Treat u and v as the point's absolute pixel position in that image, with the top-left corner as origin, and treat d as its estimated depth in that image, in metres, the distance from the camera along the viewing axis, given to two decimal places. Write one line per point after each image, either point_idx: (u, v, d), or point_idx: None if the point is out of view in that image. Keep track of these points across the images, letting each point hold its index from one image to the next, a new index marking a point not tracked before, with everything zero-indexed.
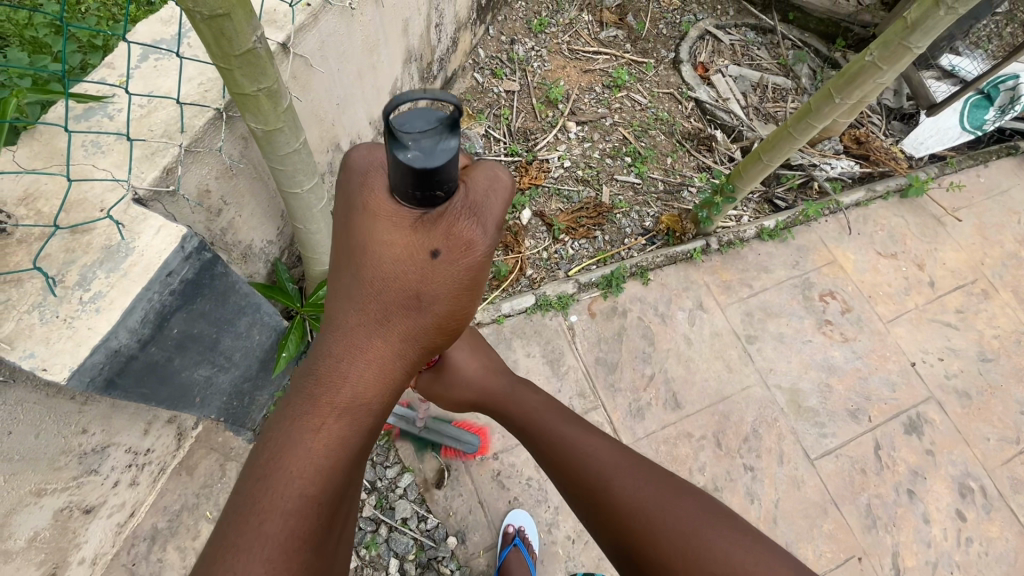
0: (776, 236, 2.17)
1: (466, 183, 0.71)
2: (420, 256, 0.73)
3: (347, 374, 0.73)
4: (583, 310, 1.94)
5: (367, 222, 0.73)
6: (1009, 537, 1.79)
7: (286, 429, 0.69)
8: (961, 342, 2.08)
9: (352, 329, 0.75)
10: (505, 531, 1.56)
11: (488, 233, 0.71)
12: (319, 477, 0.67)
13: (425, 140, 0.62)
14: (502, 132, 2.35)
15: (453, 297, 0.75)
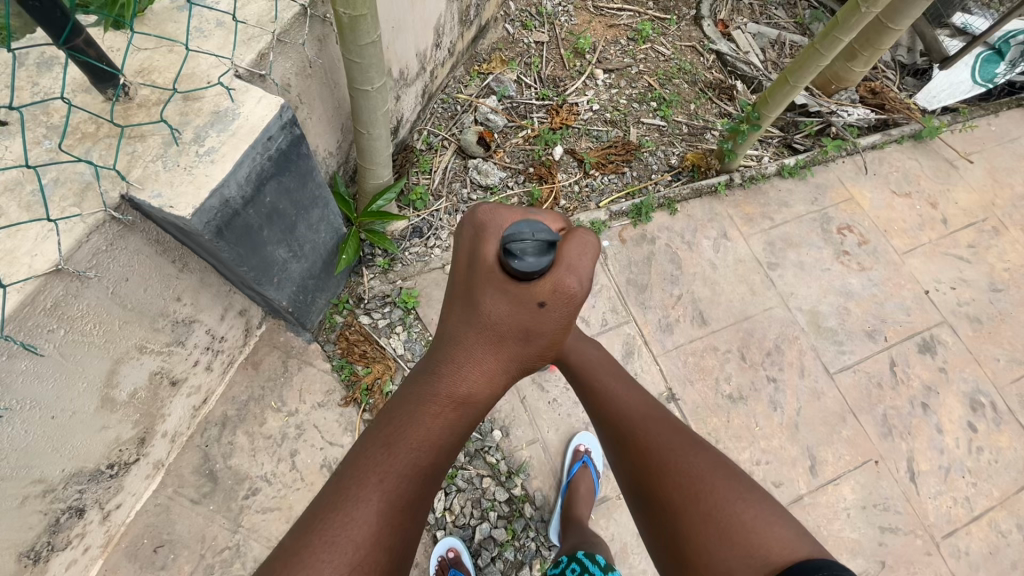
0: (796, 174, 2.27)
1: (565, 252, 0.96)
2: (528, 304, 0.96)
3: (455, 380, 0.98)
4: (614, 236, 2.05)
5: (484, 275, 0.97)
6: (1017, 447, 1.90)
7: (406, 415, 0.92)
8: (973, 273, 2.18)
9: (468, 346, 1.00)
10: (575, 449, 1.66)
11: (581, 286, 0.96)
12: (429, 451, 0.88)
13: (531, 253, 0.88)
14: (533, 78, 2.45)
15: (551, 334, 1.00)
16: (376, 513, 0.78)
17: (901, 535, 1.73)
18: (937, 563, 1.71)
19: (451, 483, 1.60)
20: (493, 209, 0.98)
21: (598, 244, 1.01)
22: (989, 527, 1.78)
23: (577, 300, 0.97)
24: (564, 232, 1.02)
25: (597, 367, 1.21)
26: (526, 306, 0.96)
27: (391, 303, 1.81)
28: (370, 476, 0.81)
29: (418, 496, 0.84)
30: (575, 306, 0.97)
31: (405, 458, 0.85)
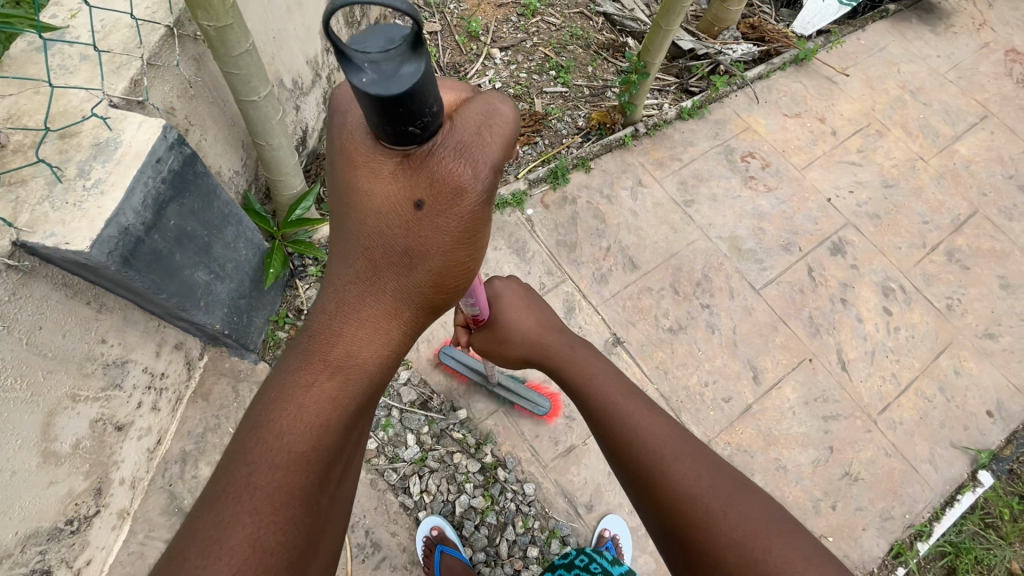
0: (695, 114, 2.41)
1: (450, 121, 0.65)
2: (404, 205, 0.69)
3: (343, 330, 0.76)
4: (537, 203, 2.12)
5: (351, 167, 0.69)
6: (929, 320, 2.10)
7: (286, 379, 0.74)
8: (866, 175, 2.38)
9: (349, 289, 0.75)
10: (602, 533, 1.62)
11: (479, 175, 0.66)
12: (312, 424, 0.71)
13: (383, 64, 0.54)
14: (433, 68, 2.49)
15: (444, 249, 0.71)
16: (255, 502, 0.67)
17: (843, 420, 1.89)
18: (878, 437, 1.88)
19: (423, 466, 1.64)
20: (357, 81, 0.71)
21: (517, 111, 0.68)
22: (916, 395, 1.96)
23: (475, 191, 0.66)
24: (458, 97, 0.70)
25: (590, 371, 1.08)
26: (401, 209, 0.69)
27: None
28: (241, 482, 0.68)
29: (306, 490, 0.70)
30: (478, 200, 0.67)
31: (280, 457, 0.69)
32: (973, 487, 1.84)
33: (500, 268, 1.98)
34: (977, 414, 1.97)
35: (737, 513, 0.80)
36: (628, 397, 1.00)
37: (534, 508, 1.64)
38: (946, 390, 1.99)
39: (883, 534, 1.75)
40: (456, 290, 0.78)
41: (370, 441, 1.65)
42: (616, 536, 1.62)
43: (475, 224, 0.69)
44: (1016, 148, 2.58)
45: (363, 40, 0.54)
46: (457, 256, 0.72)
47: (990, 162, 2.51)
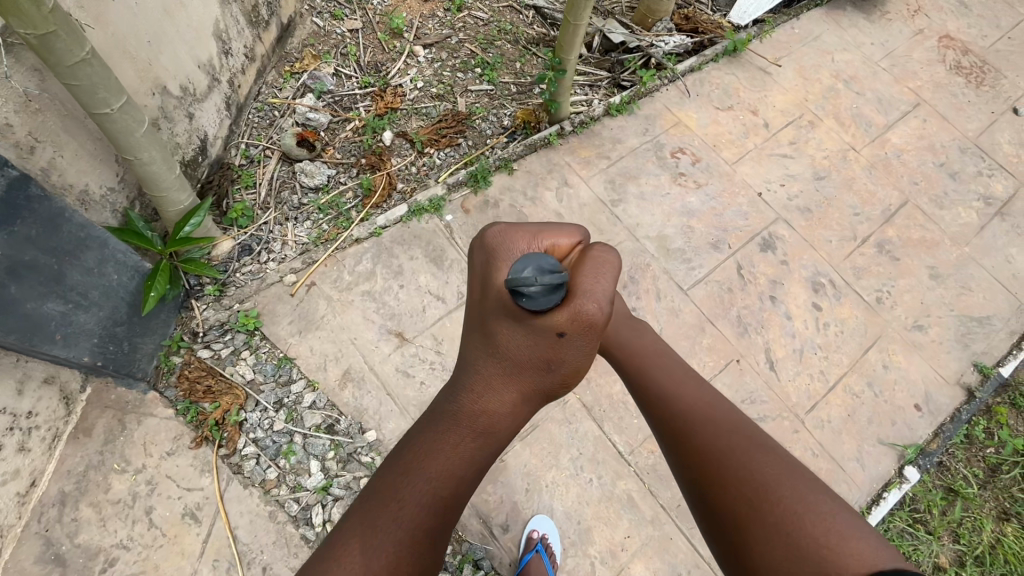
0: (624, 110, 2.34)
1: (579, 277, 0.79)
2: (547, 335, 0.81)
3: (484, 405, 0.86)
4: (457, 208, 2.03)
5: (493, 304, 0.84)
6: (858, 315, 2.07)
7: (430, 437, 0.86)
8: (797, 168, 2.35)
9: (491, 380, 0.86)
10: (529, 537, 1.57)
11: (604, 307, 0.79)
12: (450, 480, 0.83)
13: (541, 290, 0.76)
14: (352, 68, 2.37)
15: (575, 361, 0.84)
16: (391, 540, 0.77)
17: (770, 421, 1.85)
18: (805, 437, 1.85)
19: (327, 494, 1.56)
20: (495, 234, 0.88)
21: (618, 258, 0.83)
22: (844, 392, 1.94)
23: (603, 323, 0.79)
24: (581, 253, 0.84)
25: (670, 387, 1.09)
26: (542, 336, 0.81)
27: (231, 330, 1.72)
28: (391, 503, 0.80)
29: (435, 526, 0.81)
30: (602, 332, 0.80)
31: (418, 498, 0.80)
32: (899, 483, 1.82)
33: (416, 278, 1.89)
34: (905, 408, 1.95)
35: (822, 521, 0.78)
36: (704, 389, 1.07)
37: None
38: (875, 385, 1.96)
39: None
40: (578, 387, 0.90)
41: (269, 471, 1.56)
42: (546, 537, 1.56)
43: (604, 347, 0.83)
44: (948, 135, 2.57)
45: (524, 273, 0.77)
46: (587, 364, 0.86)
47: (921, 150, 2.50)
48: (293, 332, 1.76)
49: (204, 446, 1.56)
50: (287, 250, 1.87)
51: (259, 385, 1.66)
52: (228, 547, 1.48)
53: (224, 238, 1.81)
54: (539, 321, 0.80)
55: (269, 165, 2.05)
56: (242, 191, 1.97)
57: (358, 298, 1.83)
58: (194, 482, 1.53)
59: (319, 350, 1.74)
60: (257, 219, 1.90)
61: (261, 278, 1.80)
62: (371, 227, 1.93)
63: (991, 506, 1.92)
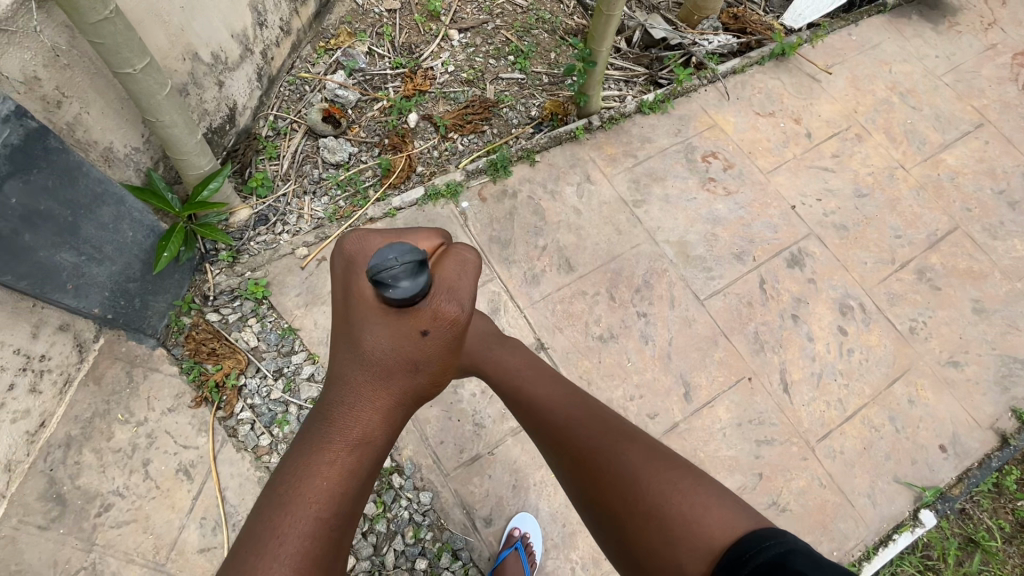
0: (658, 108, 2.26)
1: (440, 273, 0.90)
2: (412, 335, 0.89)
3: (353, 415, 0.87)
4: (474, 195, 2.01)
5: (360, 305, 0.88)
6: (887, 343, 1.95)
7: (301, 465, 0.82)
8: (837, 182, 2.21)
9: (359, 385, 0.89)
10: (510, 533, 1.55)
11: (463, 306, 0.90)
12: (334, 500, 0.79)
13: (405, 275, 0.80)
14: (386, 48, 2.38)
15: (440, 360, 0.92)
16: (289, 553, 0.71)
17: (777, 445, 1.76)
18: (814, 466, 1.75)
19: None
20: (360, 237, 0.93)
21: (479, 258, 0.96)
22: (862, 423, 1.82)
23: (462, 319, 0.90)
24: (438, 250, 0.95)
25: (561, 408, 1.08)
26: (409, 334, 0.88)
27: (240, 296, 1.75)
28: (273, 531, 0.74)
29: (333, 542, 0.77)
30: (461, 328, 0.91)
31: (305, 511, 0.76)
32: (912, 526, 1.70)
33: None
34: (928, 447, 1.82)
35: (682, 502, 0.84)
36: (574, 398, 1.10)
37: (428, 518, 1.56)
38: (897, 420, 1.84)
39: None
40: (444, 382, 0.98)
41: (262, 438, 1.58)
42: (527, 536, 1.54)
43: (458, 344, 0.94)
44: (1012, 160, 2.37)
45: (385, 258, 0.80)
46: (446, 360, 0.93)
47: (979, 174, 2.31)
48: (299, 304, 1.78)
49: (203, 406, 1.60)
50: (302, 223, 1.89)
51: (261, 352, 1.69)
52: (215, 507, 1.51)
53: (242, 207, 1.85)
54: (409, 315, 0.87)
55: (294, 138, 2.08)
56: (266, 162, 2.01)
57: None
58: (190, 440, 1.56)
59: (322, 324, 1.75)
60: (277, 190, 1.93)
61: (274, 248, 1.83)
62: (387, 207, 1.94)
63: (1016, 564, 1.77)
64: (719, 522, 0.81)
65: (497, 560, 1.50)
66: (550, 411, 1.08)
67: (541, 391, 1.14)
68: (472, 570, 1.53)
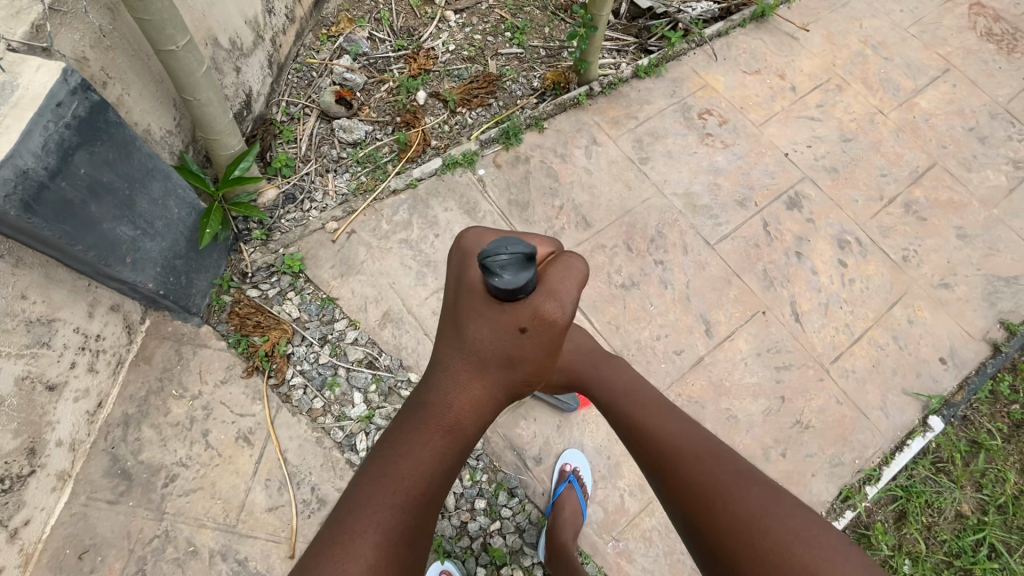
0: (652, 73, 2.38)
1: (547, 275, 0.96)
2: (511, 331, 0.97)
3: (455, 403, 1.00)
4: (489, 163, 2.10)
5: (470, 299, 0.99)
6: (883, 271, 2.10)
7: (401, 444, 0.95)
8: (824, 130, 2.37)
9: (459, 375, 1.02)
10: (562, 468, 1.63)
11: (565, 309, 0.95)
12: (423, 481, 0.92)
13: (511, 267, 0.84)
14: (385, 32, 2.45)
15: (533, 356, 1.00)
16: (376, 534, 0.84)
17: (794, 369, 1.89)
18: (830, 385, 1.89)
19: (370, 423, 1.64)
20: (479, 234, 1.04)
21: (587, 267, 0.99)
22: (869, 344, 1.97)
23: (560, 320, 0.95)
24: (551, 257, 1.01)
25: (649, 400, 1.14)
26: (511, 333, 0.97)
27: (277, 272, 1.81)
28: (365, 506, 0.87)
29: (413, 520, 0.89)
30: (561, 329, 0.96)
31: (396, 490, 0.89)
32: (923, 431, 1.85)
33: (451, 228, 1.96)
34: (929, 360, 1.97)
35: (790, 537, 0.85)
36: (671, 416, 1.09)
37: (482, 462, 1.64)
38: (899, 339, 1.99)
39: (833, 480, 1.76)
40: (536, 380, 1.08)
41: (316, 401, 1.65)
42: (578, 470, 1.63)
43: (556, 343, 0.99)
44: (979, 101, 2.56)
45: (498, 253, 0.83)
46: (544, 361, 1.03)
47: (951, 115, 2.50)
48: (334, 275, 1.84)
49: (255, 376, 1.65)
50: (328, 199, 1.95)
51: (305, 322, 1.75)
52: (278, 468, 1.56)
53: (269, 187, 1.90)
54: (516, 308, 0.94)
55: (308, 122, 2.14)
56: (284, 145, 2.06)
57: (396, 246, 1.91)
58: (246, 408, 1.62)
59: (359, 292, 1.82)
60: (299, 170, 1.99)
61: (304, 224, 1.88)
62: (408, 178, 2.01)
63: (1015, 459, 1.94)
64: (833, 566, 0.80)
65: (553, 494, 1.59)
66: (661, 431, 1.05)
67: (675, 438, 1.03)
68: (529, 506, 1.62)
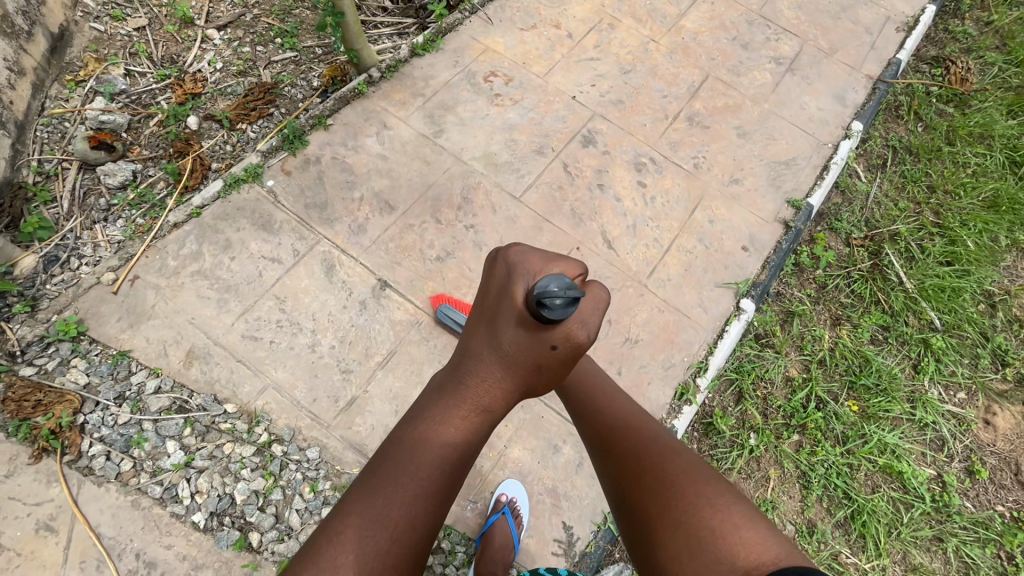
0: (431, 48, 2.38)
1: (585, 299, 0.96)
2: (541, 346, 0.95)
3: (470, 413, 0.98)
4: (277, 172, 2.01)
5: (507, 311, 0.97)
6: (680, 183, 2.24)
7: (416, 433, 0.95)
8: (605, 68, 2.49)
9: (480, 378, 0.99)
10: (497, 500, 1.60)
11: (591, 334, 0.95)
12: (427, 487, 0.89)
13: (561, 303, 0.88)
14: (144, 65, 2.25)
15: (556, 373, 0.99)
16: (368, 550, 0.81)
17: (616, 293, 1.99)
18: (650, 298, 2.00)
19: (190, 468, 1.54)
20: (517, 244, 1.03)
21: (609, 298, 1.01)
22: (678, 252, 2.10)
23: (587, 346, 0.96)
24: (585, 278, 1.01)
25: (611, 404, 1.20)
26: (540, 347, 0.95)
27: (53, 341, 1.64)
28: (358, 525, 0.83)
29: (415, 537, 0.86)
30: (585, 353, 0.95)
31: (410, 489, 0.87)
32: (738, 315, 2.01)
33: (246, 247, 1.86)
34: (734, 251, 2.14)
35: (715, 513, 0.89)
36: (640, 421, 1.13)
37: (322, 470, 1.59)
38: (705, 239, 2.14)
39: (668, 381, 1.88)
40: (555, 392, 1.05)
41: (124, 464, 1.52)
42: (513, 500, 1.60)
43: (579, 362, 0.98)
44: (737, 13, 2.79)
45: (549, 288, 0.89)
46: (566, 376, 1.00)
47: (714, 30, 2.70)
48: (124, 328, 1.70)
49: (45, 458, 1.50)
50: (100, 251, 1.81)
51: (96, 386, 1.60)
52: (93, 546, 1.43)
53: (25, 254, 1.74)
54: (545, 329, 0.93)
55: (68, 176, 1.96)
56: (41, 207, 1.88)
57: (188, 279, 1.79)
58: (42, 495, 1.47)
59: (155, 339, 1.70)
60: (60, 229, 1.83)
61: (76, 284, 1.73)
62: (188, 208, 1.89)
63: (825, 315, 2.16)
64: (750, 546, 0.83)
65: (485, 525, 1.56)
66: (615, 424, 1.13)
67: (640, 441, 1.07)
68: None
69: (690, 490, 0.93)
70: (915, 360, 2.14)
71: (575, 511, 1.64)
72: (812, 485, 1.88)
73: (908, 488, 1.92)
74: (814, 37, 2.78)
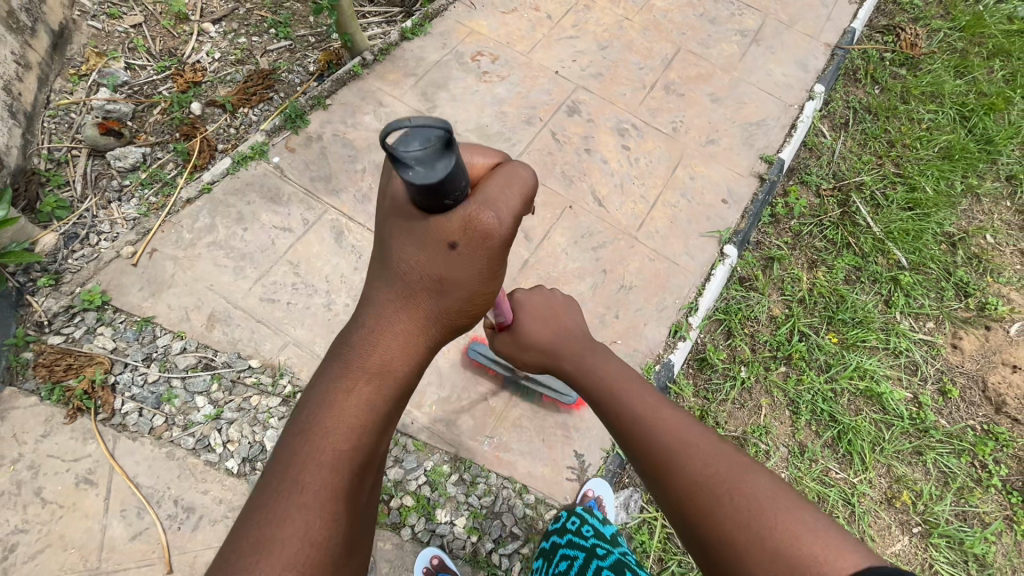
0: (419, 32, 2.51)
1: (484, 184, 0.79)
2: (437, 247, 0.78)
3: (381, 359, 0.81)
4: (282, 150, 2.11)
5: (394, 217, 0.81)
6: (661, 145, 2.40)
7: (322, 400, 0.78)
8: (584, 45, 2.64)
9: (384, 308, 0.83)
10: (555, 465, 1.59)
11: (503, 223, 0.78)
12: (345, 461, 0.74)
13: (424, 158, 0.66)
14: (144, 58, 2.34)
15: (471, 285, 0.81)
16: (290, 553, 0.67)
17: (608, 246, 2.13)
18: (641, 249, 2.14)
19: (219, 420, 1.62)
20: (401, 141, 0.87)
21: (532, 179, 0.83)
22: (664, 206, 2.25)
23: (500, 237, 0.78)
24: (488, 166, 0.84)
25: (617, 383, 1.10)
26: (437, 249, 0.78)
27: (78, 312, 1.72)
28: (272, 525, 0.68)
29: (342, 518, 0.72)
30: (495, 244, 0.78)
31: (324, 463, 0.72)
32: (722, 261, 2.16)
33: (257, 218, 1.96)
34: (715, 204, 2.30)
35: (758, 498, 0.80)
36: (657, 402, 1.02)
37: None
38: (687, 194, 2.30)
39: (662, 322, 2.02)
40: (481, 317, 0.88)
41: (156, 419, 1.60)
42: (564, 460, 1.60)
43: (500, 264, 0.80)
44: None
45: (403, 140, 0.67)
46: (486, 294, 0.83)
47: (683, 8, 2.89)
48: (146, 298, 1.78)
49: (80, 417, 1.58)
50: (118, 227, 1.90)
51: (124, 350, 1.68)
52: (132, 495, 1.51)
53: (45, 233, 1.82)
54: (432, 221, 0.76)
55: (79, 162, 2.03)
56: (55, 191, 1.96)
57: (204, 250, 1.88)
58: (79, 451, 1.54)
59: (177, 306, 1.78)
60: (77, 209, 1.92)
61: (97, 258, 1.82)
62: (199, 185, 1.98)
63: (802, 259, 2.33)
64: (817, 540, 0.73)
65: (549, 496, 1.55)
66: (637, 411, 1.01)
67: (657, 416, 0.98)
68: (400, 439, 1.69)
69: (726, 479, 0.83)
70: (886, 295, 2.31)
71: (585, 441, 1.76)
72: (800, 410, 2.02)
73: (887, 409, 2.08)
74: (775, 11, 2.98)
